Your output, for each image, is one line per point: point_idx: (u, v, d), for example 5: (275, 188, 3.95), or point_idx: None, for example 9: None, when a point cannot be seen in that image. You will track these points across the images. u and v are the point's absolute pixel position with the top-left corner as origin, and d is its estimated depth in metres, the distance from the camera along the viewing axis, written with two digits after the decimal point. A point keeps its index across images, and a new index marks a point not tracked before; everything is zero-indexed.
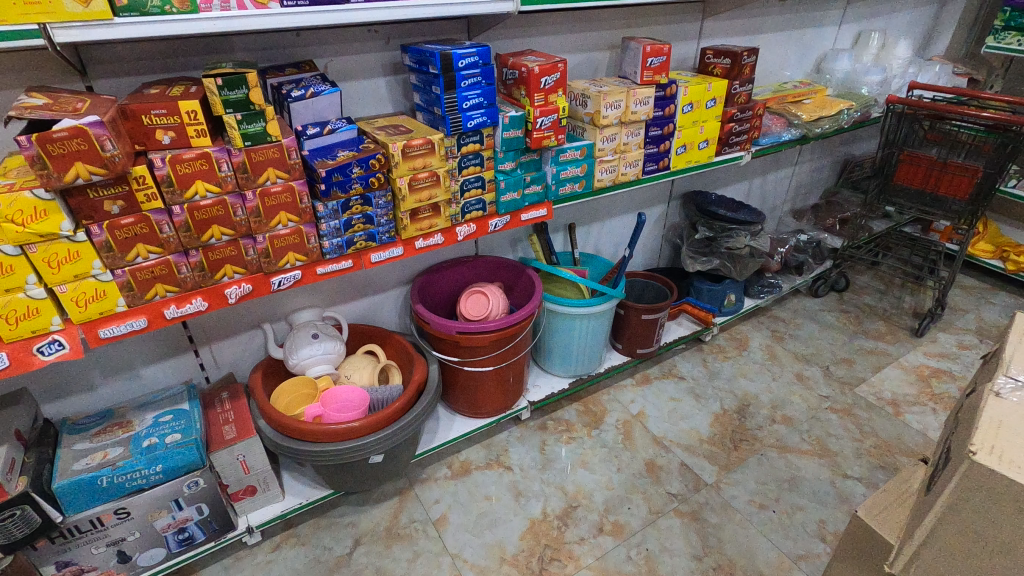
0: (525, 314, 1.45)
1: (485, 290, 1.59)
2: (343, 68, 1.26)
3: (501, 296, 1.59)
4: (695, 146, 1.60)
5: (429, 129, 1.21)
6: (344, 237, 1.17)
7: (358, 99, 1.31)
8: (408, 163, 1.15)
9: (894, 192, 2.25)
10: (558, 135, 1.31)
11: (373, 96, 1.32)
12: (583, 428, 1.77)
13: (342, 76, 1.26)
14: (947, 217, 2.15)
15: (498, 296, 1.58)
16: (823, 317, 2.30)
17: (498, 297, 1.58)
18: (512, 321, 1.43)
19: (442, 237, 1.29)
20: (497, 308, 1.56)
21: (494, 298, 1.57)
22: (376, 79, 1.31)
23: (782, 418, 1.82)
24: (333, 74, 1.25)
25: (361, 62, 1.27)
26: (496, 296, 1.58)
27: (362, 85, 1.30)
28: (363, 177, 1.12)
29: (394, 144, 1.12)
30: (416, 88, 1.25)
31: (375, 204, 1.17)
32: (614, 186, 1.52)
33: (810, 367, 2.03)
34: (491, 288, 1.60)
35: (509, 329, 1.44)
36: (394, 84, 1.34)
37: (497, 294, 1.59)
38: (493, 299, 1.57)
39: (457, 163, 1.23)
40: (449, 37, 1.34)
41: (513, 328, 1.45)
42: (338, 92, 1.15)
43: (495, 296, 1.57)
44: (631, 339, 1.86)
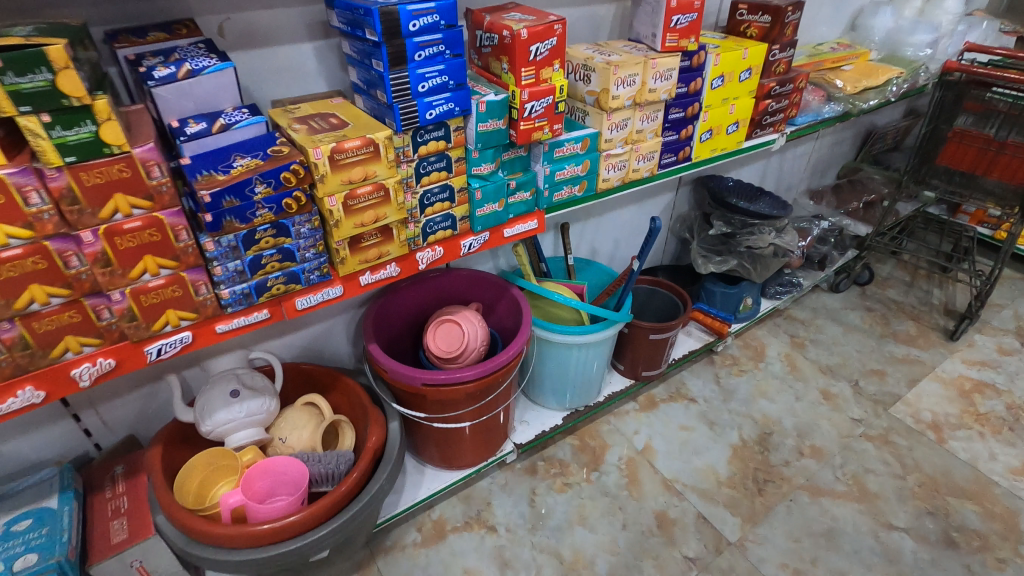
0: (512, 356, 1.13)
1: (460, 318, 1.26)
2: (249, 30, 0.88)
3: (480, 325, 1.26)
4: (723, 131, 1.26)
5: (371, 121, 0.84)
6: (251, 282, 0.81)
7: (275, 74, 0.93)
8: (340, 175, 0.79)
9: (931, 171, 1.95)
10: (553, 125, 0.96)
11: (297, 69, 0.95)
12: (580, 471, 1.49)
13: (248, 43, 0.88)
14: (993, 202, 1.87)
15: (477, 327, 1.25)
16: (846, 318, 2.02)
17: (476, 327, 1.25)
18: (495, 366, 1.11)
19: (396, 268, 0.95)
20: (476, 342, 1.24)
21: (472, 329, 1.24)
22: (299, 45, 0.93)
23: (812, 450, 1.56)
24: (231, 40, 0.87)
25: (275, 22, 0.89)
26: (474, 326, 1.25)
27: (280, 55, 0.92)
28: (274, 198, 0.77)
29: (317, 148, 0.76)
30: (352, 60, 0.88)
31: (297, 235, 0.82)
32: (623, 186, 1.17)
33: (837, 383, 1.76)
34: (468, 315, 1.27)
35: (493, 376, 1.13)
36: (326, 52, 0.96)
37: (475, 323, 1.26)
38: (470, 330, 1.24)
39: (414, 167, 0.87)
40: None
41: (498, 374, 1.13)
42: (232, 68, 0.79)
43: (474, 327, 1.25)
44: (635, 360, 1.57)
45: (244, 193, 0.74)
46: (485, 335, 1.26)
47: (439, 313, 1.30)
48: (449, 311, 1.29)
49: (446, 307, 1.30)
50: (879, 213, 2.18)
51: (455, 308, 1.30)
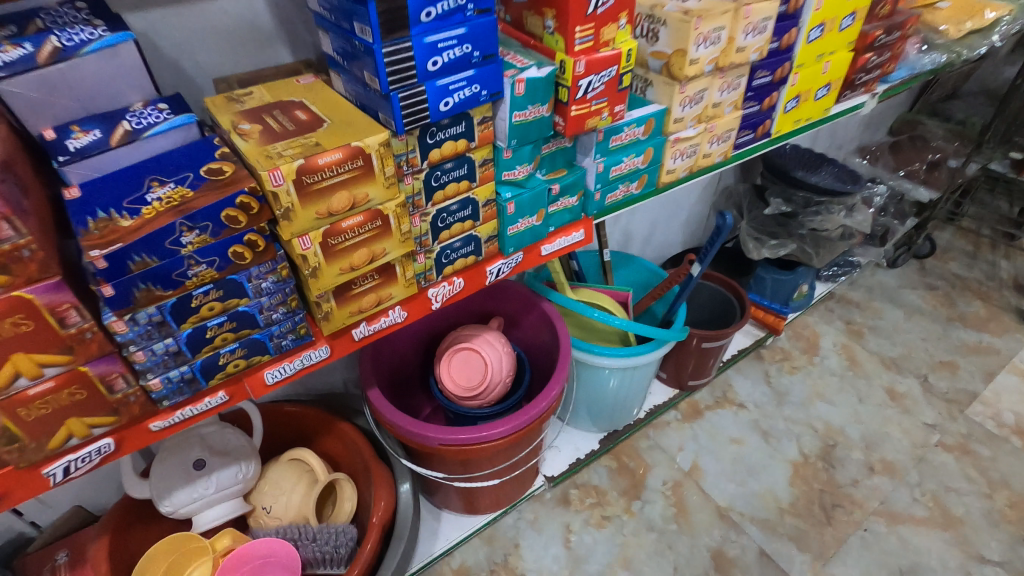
0: (550, 402, 0.90)
1: (481, 343, 1.01)
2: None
3: (506, 351, 1.02)
4: (812, 96, 0.98)
5: (359, 116, 0.57)
6: (194, 363, 0.56)
7: (215, 40, 0.66)
8: (314, 205, 0.53)
9: None
10: (614, 107, 0.69)
11: (248, 32, 0.67)
12: (620, 500, 1.28)
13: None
14: None
15: (503, 354, 1.01)
16: (906, 298, 1.78)
17: (502, 355, 1.01)
18: (530, 418, 0.88)
19: (403, 313, 0.69)
20: (503, 374, 1.00)
21: (497, 358, 1.00)
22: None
23: (883, 465, 1.36)
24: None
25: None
26: (499, 354, 1.00)
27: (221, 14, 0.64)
28: (216, 246, 0.50)
29: (277, 170, 0.49)
30: (322, 20, 0.59)
31: (256, 293, 0.56)
32: (689, 176, 0.90)
33: (903, 379, 1.55)
34: (491, 338, 1.02)
35: (528, 428, 0.89)
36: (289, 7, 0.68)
37: (501, 349, 1.02)
38: (494, 360, 1.00)
39: (423, 179, 0.61)
40: None
41: (534, 424, 0.90)
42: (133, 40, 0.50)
43: (499, 356, 1.00)
44: (679, 368, 1.34)
45: (165, 244, 0.48)
46: (512, 363, 1.02)
47: (455, 333, 1.05)
48: (467, 332, 1.04)
49: (462, 329, 1.05)
50: (945, 176, 1.84)
51: (475, 327, 1.05)
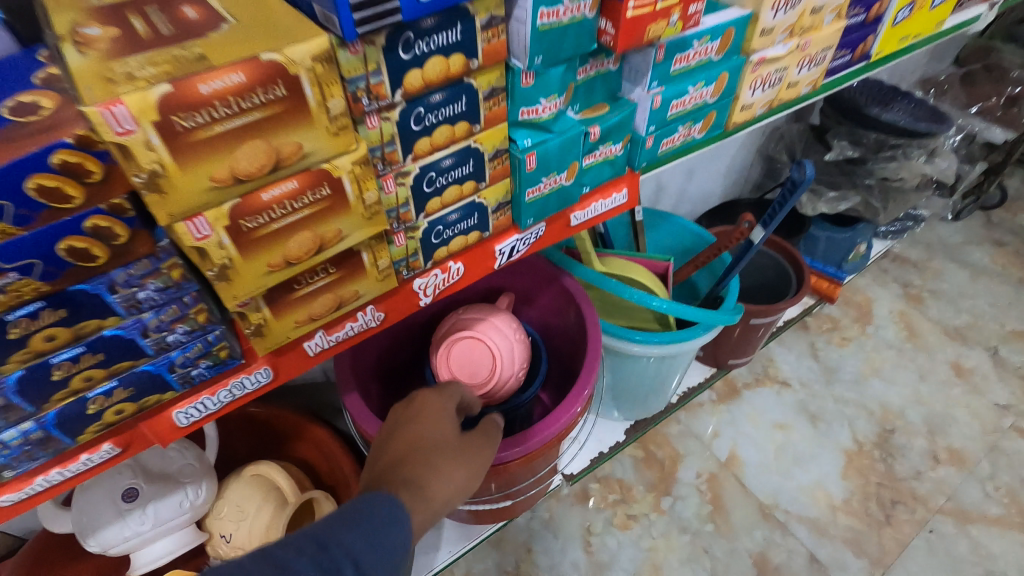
0: (572, 414, 0.73)
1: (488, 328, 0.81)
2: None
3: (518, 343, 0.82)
4: (929, 3, 0.73)
5: (283, 14, 0.34)
6: (44, 415, 0.37)
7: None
8: (203, 164, 0.31)
9: None
10: (688, 7, 0.46)
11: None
12: (647, 496, 1.12)
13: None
14: None
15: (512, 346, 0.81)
16: (971, 257, 1.56)
17: (512, 345, 0.81)
18: (548, 434, 0.72)
19: (377, 313, 0.49)
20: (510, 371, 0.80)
21: (506, 350, 0.80)
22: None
23: (949, 455, 1.18)
24: None
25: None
26: (508, 344, 0.80)
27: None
28: (27, 240, 0.30)
29: (119, 102, 0.27)
30: None
31: (131, 307, 0.35)
32: (766, 114, 0.67)
33: (970, 353, 1.35)
34: (500, 323, 0.82)
35: (546, 446, 0.73)
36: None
37: (512, 337, 0.81)
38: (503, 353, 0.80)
39: (398, 120, 0.39)
40: None
41: (552, 442, 0.73)
42: None
43: (508, 347, 0.80)
44: (718, 347, 1.15)
45: None
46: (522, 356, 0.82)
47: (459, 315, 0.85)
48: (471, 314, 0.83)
49: (465, 310, 0.85)
50: None
51: (482, 307, 0.84)
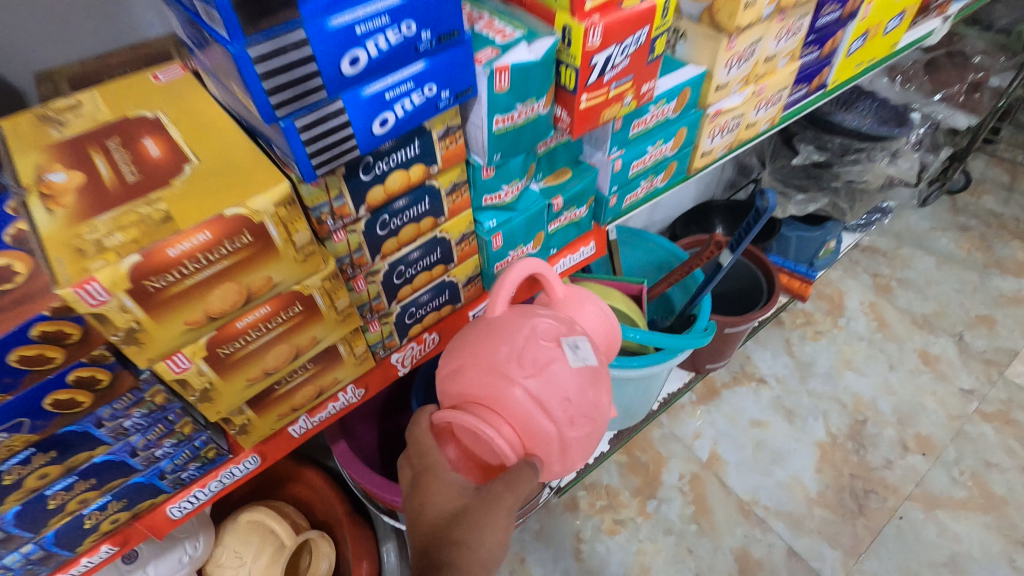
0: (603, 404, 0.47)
1: (501, 406, 0.45)
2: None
3: (565, 424, 0.45)
4: (882, 30, 0.75)
5: (242, 149, 0.35)
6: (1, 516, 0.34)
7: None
8: (196, 304, 0.33)
9: None
10: (641, 86, 0.48)
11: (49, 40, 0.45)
12: (634, 501, 1.16)
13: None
14: None
15: (563, 437, 0.46)
16: (937, 244, 1.61)
17: (554, 438, 0.45)
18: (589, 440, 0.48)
19: (358, 390, 0.51)
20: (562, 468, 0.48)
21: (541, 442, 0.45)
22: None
23: (918, 442, 1.23)
24: None
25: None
26: (548, 438, 0.45)
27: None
28: (17, 402, 0.30)
29: (92, 280, 0.28)
30: None
31: (118, 435, 0.36)
32: (728, 153, 0.69)
33: (938, 340, 1.40)
34: (528, 382, 0.45)
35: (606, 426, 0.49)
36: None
37: (554, 422, 0.45)
38: (537, 447, 0.46)
39: (364, 230, 0.40)
40: None
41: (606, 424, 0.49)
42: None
43: (540, 435, 0.45)
44: (694, 354, 1.19)
45: None
46: (586, 439, 0.47)
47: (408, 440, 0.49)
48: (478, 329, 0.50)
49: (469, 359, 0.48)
50: (987, 98, 1.61)
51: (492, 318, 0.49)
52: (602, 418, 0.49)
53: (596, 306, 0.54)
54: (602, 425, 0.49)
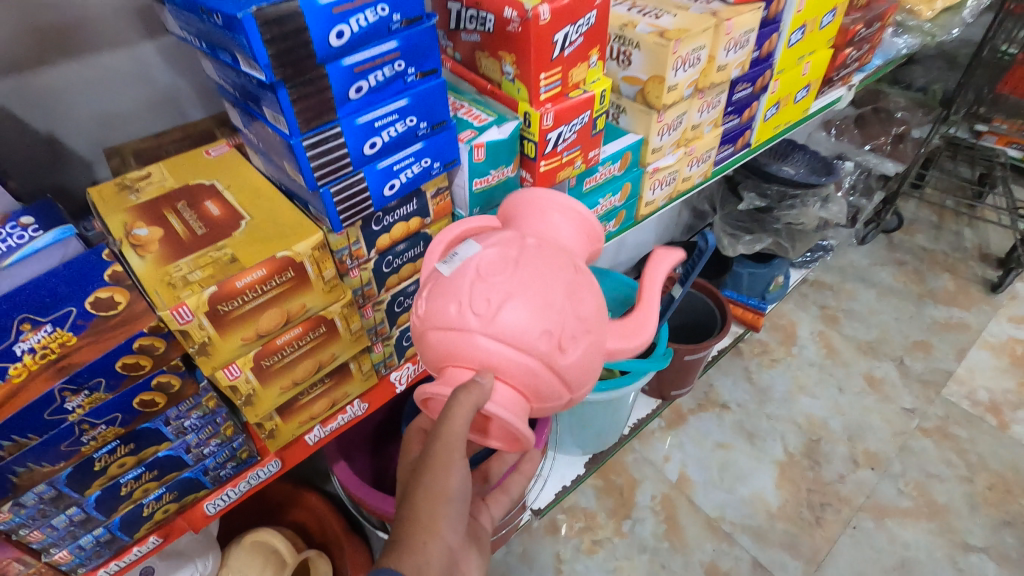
0: (528, 275, 0.40)
1: (433, 358, 0.43)
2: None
3: (482, 317, 0.40)
4: (791, 100, 0.91)
5: (283, 209, 0.46)
6: (85, 500, 0.43)
7: (9, 100, 0.50)
8: (247, 326, 0.43)
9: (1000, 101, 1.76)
10: (588, 153, 0.61)
11: (66, 108, 0.53)
12: (610, 522, 1.24)
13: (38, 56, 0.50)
14: None
15: (485, 323, 0.40)
16: (877, 277, 1.77)
17: (476, 336, 0.40)
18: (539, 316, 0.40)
19: (364, 406, 0.60)
20: (543, 348, 0.40)
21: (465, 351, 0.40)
22: (97, 63, 0.53)
23: (867, 458, 1.35)
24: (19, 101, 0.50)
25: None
26: (477, 341, 0.40)
27: (17, 55, 0.49)
28: (115, 401, 0.40)
29: (182, 305, 0.39)
30: (205, 60, 0.44)
31: (179, 433, 0.46)
32: (668, 202, 0.83)
33: (881, 364, 1.54)
34: (432, 320, 0.42)
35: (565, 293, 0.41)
36: (142, 95, 0.57)
37: (458, 322, 0.40)
38: (482, 359, 0.40)
39: (372, 268, 0.51)
40: None
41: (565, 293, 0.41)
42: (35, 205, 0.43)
43: (468, 346, 0.40)
44: (661, 382, 1.30)
45: (44, 416, 0.38)
46: (527, 306, 0.40)
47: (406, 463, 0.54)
48: None
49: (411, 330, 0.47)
50: (910, 148, 1.81)
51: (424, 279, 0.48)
52: (541, 274, 0.41)
53: (528, 201, 0.49)
54: (552, 281, 0.41)
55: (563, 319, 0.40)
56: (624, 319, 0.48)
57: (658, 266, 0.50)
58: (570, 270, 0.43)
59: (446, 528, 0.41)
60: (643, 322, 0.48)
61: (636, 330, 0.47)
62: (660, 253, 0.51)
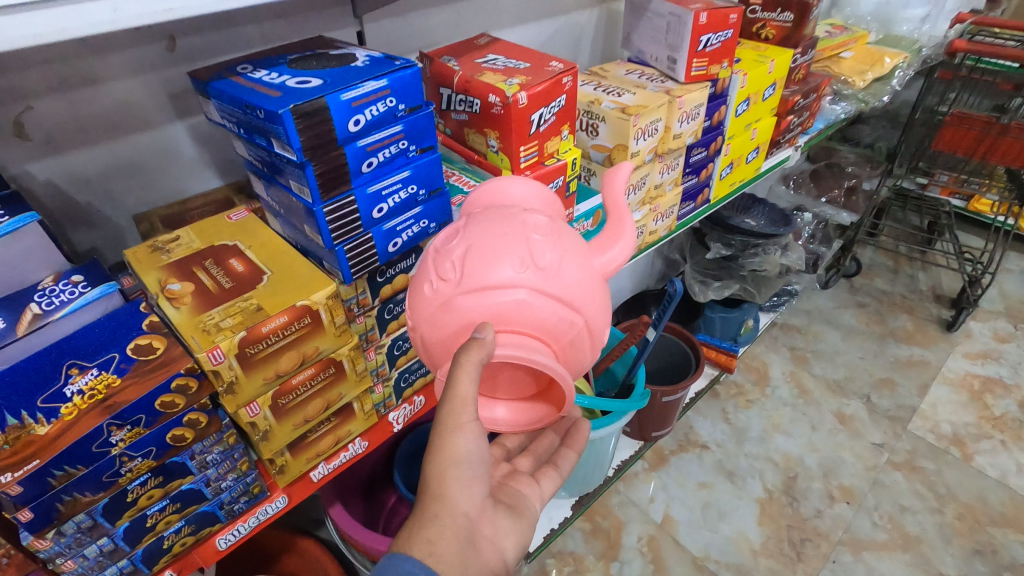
0: (483, 230, 0.44)
1: (436, 349, 0.45)
2: (55, 79, 0.54)
3: (454, 284, 0.43)
4: (743, 161, 1.02)
5: (300, 263, 0.53)
6: (115, 531, 0.47)
7: (56, 174, 0.57)
8: (267, 368, 0.49)
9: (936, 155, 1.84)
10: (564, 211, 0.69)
11: (95, 180, 0.60)
12: (598, 564, 1.26)
13: (80, 136, 0.57)
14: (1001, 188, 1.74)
15: (459, 282, 0.42)
16: (841, 319, 1.88)
17: (456, 297, 0.42)
18: (503, 251, 0.42)
19: (365, 444, 0.65)
20: (519, 273, 0.41)
21: (452, 321, 0.43)
22: (127, 141, 0.60)
23: (842, 492, 1.40)
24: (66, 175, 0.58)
25: (113, 88, 0.57)
26: (459, 304, 0.42)
27: (66, 137, 0.56)
28: (152, 435, 0.45)
29: (217, 348, 0.45)
30: (236, 139, 0.51)
31: (201, 467, 0.51)
32: (639, 253, 0.92)
33: (850, 402, 1.62)
34: (419, 314, 0.45)
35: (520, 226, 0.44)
36: (169, 167, 0.64)
37: (437, 296, 0.43)
38: (475, 316, 0.42)
39: (376, 315, 0.58)
40: (321, 41, 0.59)
41: (519, 226, 0.44)
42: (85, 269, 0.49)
43: (455, 314, 0.43)
44: (642, 423, 1.35)
45: (92, 448, 0.43)
46: (492, 247, 0.42)
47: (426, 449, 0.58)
48: None
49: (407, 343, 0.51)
50: (863, 199, 1.96)
51: None
52: (495, 222, 0.44)
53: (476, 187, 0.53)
54: (508, 223, 0.44)
55: (529, 245, 0.43)
56: (603, 236, 0.49)
57: (612, 181, 0.52)
58: (523, 212, 0.46)
59: (457, 495, 0.47)
60: (620, 226, 0.49)
61: (615, 234, 0.48)
62: (613, 171, 0.53)
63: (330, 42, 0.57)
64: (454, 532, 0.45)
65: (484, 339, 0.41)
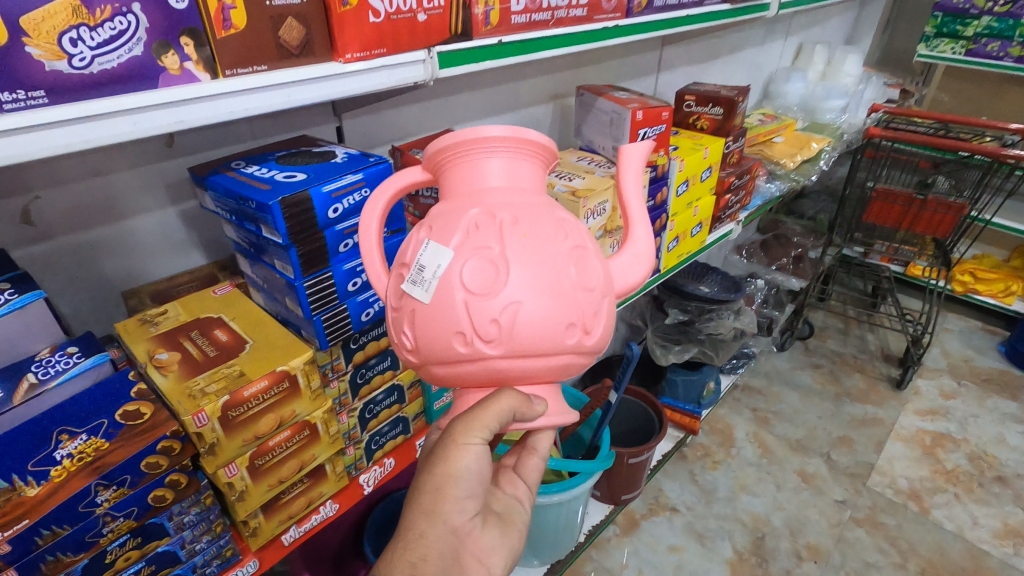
0: (523, 279, 0.44)
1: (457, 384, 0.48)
2: (62, 172, 0.60)
3: (494, 342, 0.44)
4: (688, 235, 1.12)
5: (279, 332, 0.59)
6: None
7: (55, 255, 0.63)
8: (245, 432, 0.53)
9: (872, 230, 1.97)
10: None
11: (89, 259, 0.65)
12: None
13: (80, 221, 0.63)
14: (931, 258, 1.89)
15: (503, 347, 0.44)
16: (799, 380, 1.96)
17: (495, 359, 0.45)
18: (546, 311, 0.44)
19: (336, 506, 0.67)
20: (563, 338, 0.45)
21: (487, 374, 0.46)
22: (123, 224, 0.66)
23: (809, 550, 1.43)
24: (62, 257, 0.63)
25: (114, 179, 0.64)
26: (497, 363, 0.45)
27: (67, 222, 0.62)
28: (135, 495, 0.49)
29: (202, 411, 0.49)
30: (225, 224, 0.58)
31: (178, 528, 0.53)
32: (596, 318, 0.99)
33: (811, 460, 1.67)
34: (448, 355, 0.45)
35: (557, 273, 0.45)
36: (158, 247, 0.70)
37: (473, 354, 0.45)
38: (511, 373, 0.46)
39: (348, 380, 0.63)
40: (304, 138, 0.67)
41: (558, 271, 0.45)
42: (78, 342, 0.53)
43: (490, 369, 0.46)
44: (611, 486, 1.37)
45: (78, 508, 0.46)
46: (545, 312, 0.44)
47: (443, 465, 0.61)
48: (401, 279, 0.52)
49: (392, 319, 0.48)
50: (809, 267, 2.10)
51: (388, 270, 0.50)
52: (535, 268, 0.44)
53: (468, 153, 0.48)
54: (552, 273, 0.45)
55: (573, 303, 0.45)
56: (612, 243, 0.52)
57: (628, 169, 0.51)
58: (556, 243, 0.46)
59: (447, 512, 0.49)
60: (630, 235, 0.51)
61: (634, 254, 0.51)
62: (627, 150, 0.52)
63: (314, 140, 0.65)
64: (438, 550, 0.49)
65: (524, 400, 0.48)
